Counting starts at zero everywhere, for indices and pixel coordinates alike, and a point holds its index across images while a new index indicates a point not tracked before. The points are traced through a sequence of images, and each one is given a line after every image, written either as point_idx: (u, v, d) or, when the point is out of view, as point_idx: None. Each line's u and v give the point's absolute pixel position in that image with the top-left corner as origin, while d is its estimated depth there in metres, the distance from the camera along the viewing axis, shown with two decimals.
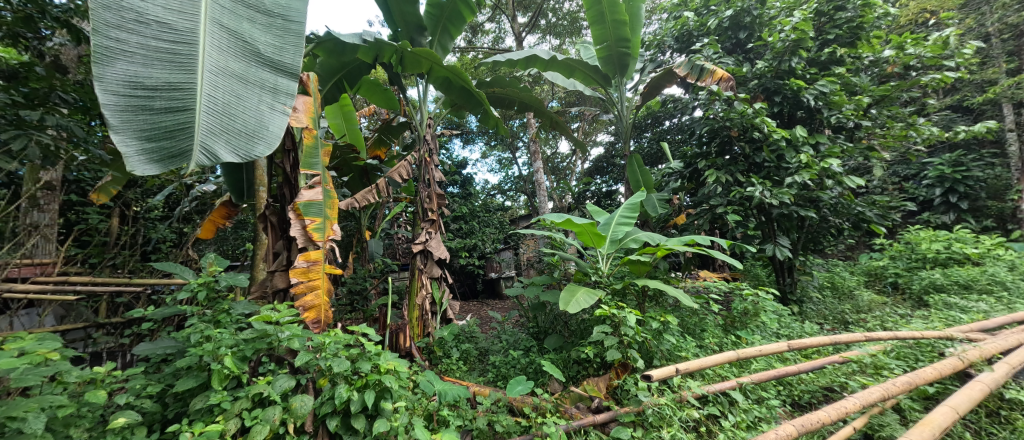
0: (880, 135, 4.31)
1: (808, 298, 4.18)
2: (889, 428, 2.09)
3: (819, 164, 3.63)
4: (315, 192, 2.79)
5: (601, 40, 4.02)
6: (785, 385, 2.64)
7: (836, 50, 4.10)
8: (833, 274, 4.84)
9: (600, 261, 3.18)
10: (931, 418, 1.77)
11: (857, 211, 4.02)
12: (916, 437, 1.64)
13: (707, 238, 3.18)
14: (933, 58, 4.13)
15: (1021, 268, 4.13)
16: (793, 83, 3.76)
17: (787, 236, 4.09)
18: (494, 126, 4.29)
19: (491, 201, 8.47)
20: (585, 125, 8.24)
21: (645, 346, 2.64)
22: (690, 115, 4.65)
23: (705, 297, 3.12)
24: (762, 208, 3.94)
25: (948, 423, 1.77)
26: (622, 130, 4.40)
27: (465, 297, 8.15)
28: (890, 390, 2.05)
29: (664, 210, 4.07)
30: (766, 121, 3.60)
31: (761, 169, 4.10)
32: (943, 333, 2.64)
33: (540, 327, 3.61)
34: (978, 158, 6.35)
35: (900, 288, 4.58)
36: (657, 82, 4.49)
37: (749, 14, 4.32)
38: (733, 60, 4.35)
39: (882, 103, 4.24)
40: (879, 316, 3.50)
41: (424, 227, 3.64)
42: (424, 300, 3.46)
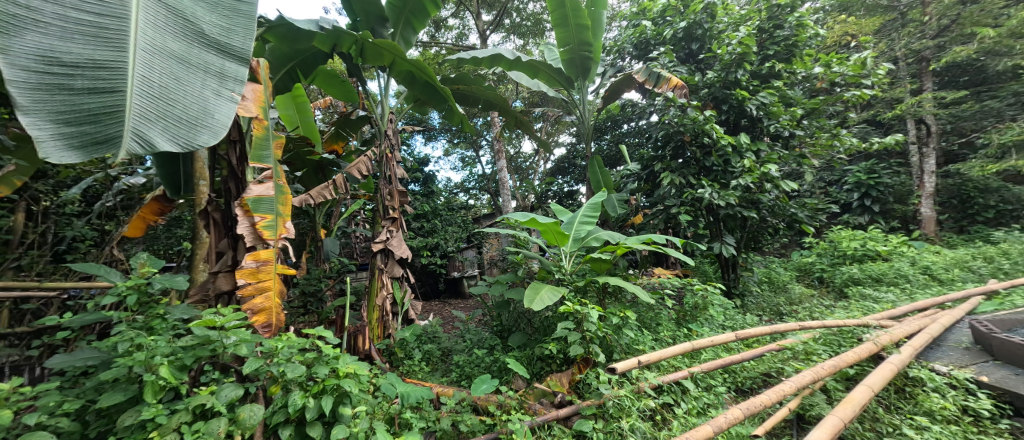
0: (810, 144, 4.70)
1: (749, 291, 4.54)
2: (818, 407, 2.35)
3: (761, 168, 3.96)
4: (265, 187, 2.62)
5: (564, 43, 4.10)
6: (731, 373, 2.88)
7: (774, 65, 4.47)
8: (770, 270, 5.27)
9: (563, 259, 3.25)
10: (852, 396, 1.99)
11: (790, 213, 4.40)
12: (841, 414, 1.84)
13: (663, 237, 3.32)
14: (854, 76, 4.52)
15: (920, 263, 4.75)
16: (739, 93, 4.06)
17: (733, 235, 4.42)
18: (458, 123, 4.22)
19: (454, 199, 8.37)
20: (548, 126, 8.35)
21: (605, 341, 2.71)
22: (646, 119, 4.86)
23: (661, 293, 3.29)
24: (711, 209, 4.22)
25: (866, 399, 2.01)
26: (584, 132, 4.51)
27: (426, 297, 7.99)
28: (820, 373, 2.28)
29: (623, 210, 4.24)
30: (715, 128, 3.85)
31: (709, 172, 4.37)
32: (860, 321, 2.98)
33: (504, 325, 3.63)
34: (887, 167, 7.22)
35: (825, 282, 5.10)
36: (616, 87, 4.61)
37: (700, 27, 4.58)
38: (686, 69, 4.60)
39: (811, 115, 4.66)
40: (807, 307, 3.88)
41: (384, 225, 3.55)
42: (385, 301, 3.39)
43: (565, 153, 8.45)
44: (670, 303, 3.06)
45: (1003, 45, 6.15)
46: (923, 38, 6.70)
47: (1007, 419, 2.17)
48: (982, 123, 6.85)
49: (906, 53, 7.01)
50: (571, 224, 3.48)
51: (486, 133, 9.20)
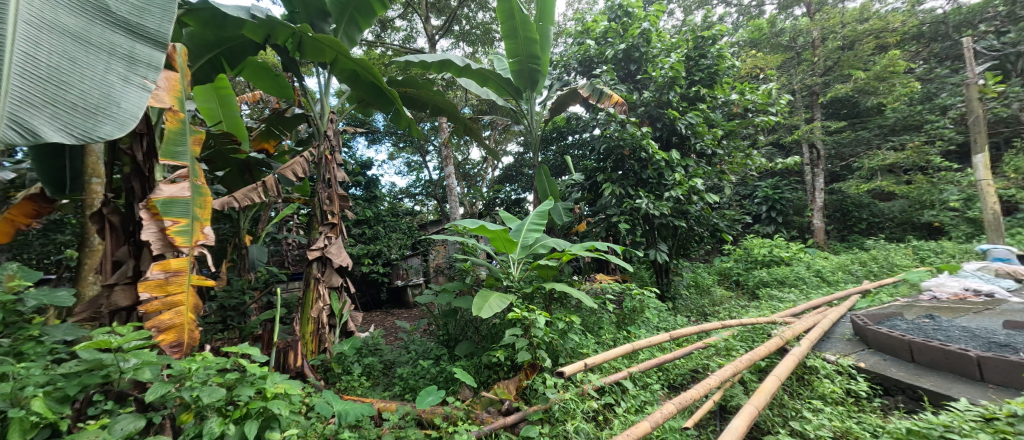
0: (729, 161, 5.26)
1: (680, 294, 4.94)
2: (737, 397, 2.61)
3: (689, 182, 4.35)
4: (180, 187, 2.31)
5: (513, 54, 4.19)
6: (664, 371, 3.10)
7: (700, 90, 4.96)
8: (697, 275, 5.79)
9: (511, 265, 3.29)
10: (764, 386, 2.25)
11: (713, 223, 4.88)
12: (757, 403, 2.06)
13: (605, 244, 3.48)
14: (762, 104, 5.17)
15: (814, 267, 5.52)
16: (670, 112, 4.44)
17: (665, 243, 4.79)
18: (405, 126, 4.11)
19: (399, 205, 8.06)
20: (495, 134, 8.40)
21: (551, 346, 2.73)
22: (590, 132, 5.12)
23: (602, 298, 3.45)
24: (647, 218, 4.54)
25: (776, 388, 2.27)
26: (531, 142, 4.63)
27: (367, 308, 7.58)
28: (739, 366, 2.53)
29: (568, 219, 4.40)
30: (650, 144, 4.16)
31: (645, 184, 4.70)
32: (769, 318, 3.38)
33: (450, 334, 3.56)
34: (787, 184, 8.33)
35: (740, 284, 5.71)
36: (562, 101, 4.80)
37: (638, 50, 4.96)
38: (625, 87, 4.94)
39: (730, 136, 5.23)
40: (727, 308, 4.32)
41: (322, 231, 3.33)
42: (320, 313, 3.19)
43: (512, 161, 8.54)
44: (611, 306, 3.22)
45: (871, 86, 7.41)
46: (815, 75, 7.87)
47: (878, 398, 2.59)
48: (857, 150, 8.17)
49: (802, 87, 8.16)
50: (519, 231, 3.53)
51: (434, 138, 8.98)
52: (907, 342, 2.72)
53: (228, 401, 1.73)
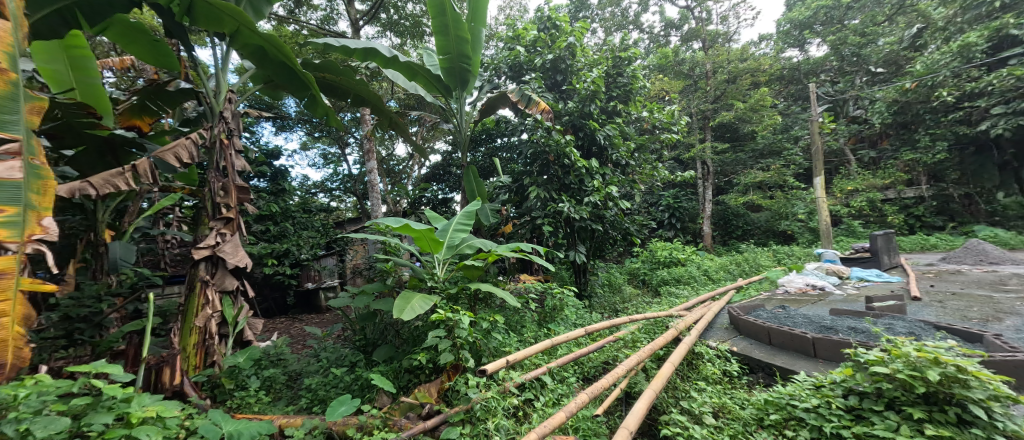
0: (640, 172, 5.79)
1: (595, 293, 5.29)
2: (638, 385, 2.84)
3: (605, 189, 4.69)
4: (8, 166, 1.78)
5: (444, 51, 4.08)
6: (579, 364, 3.26)
7: (617, 105, 5.38)
8: (610, 274, 6.25)
9: (436, 265, 3.18)
10: (662, 371, 2.35)
11: (625, 227, 5.32)
12: (654, 386, 2.19)
13: (530, 245, 3.47)
14: (667, 123, 5.80)
15: (703, 267, 6.35)
16: (591, 123, 4.75)
17: (584, 245, 5.09)
18: (322, 115, 3.73)
19: (313, 200, 7.28)
20: (424, 130, 8.05)
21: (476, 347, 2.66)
22: (518, 136, 5.22)
23: (526, 297, 3.52)
24: (568, 221, 4.76)
25: (670, 373, 2.40)
26: (460, 141, 4.57)
27: (270, 314, 6.73)
28: (640, 356, 2.67)
29: (495, 220, 4.40)
30: (573, 151, 4.41)
31: (568, 189, 4.92)
32: (666, 313, 3.74)
33: (368, 339, 3.30)
34: (683, 195, 9.48)
35: (646, 283, 6.32)
36: (492, 103, 4.81)
37: (564, 62, 5.21)
38: (551, 96, 5.14)
39: (641, 149, 5.74)
40: (636, 304, 4.73)
41: (213, 227, 2.84)
42: (208, 322, 2.70)
43: (439, 160, 8.29)
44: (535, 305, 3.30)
45: (748, 116, 8.81)
46: (707, 102, 9.10)
47: (745, 375, 2.99)
48: (736, 168, 9.66)
49: (697, 111, 9.38)
50: (445, 231, 3.42)
51: (355, 130, 8.34)
52: (766, 328, 3.20)
53: (76, 431, 1.39)
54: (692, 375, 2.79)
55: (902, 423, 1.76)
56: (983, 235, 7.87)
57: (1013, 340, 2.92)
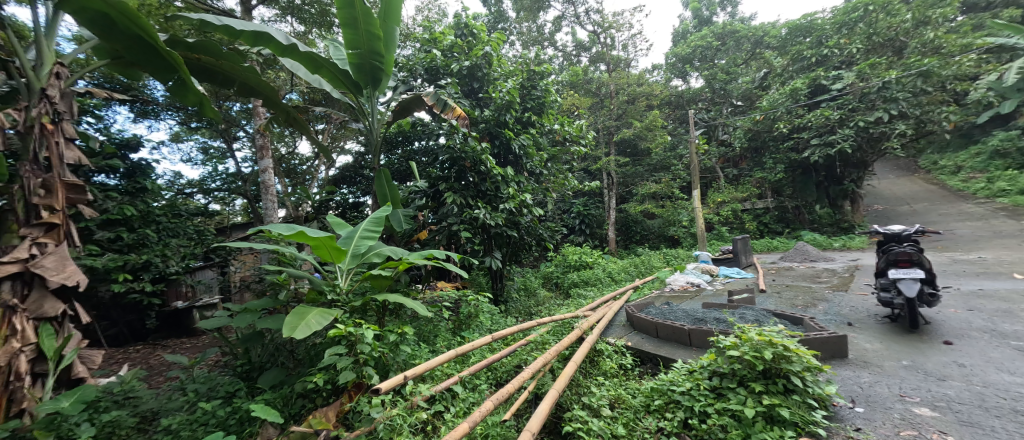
0: (553, 180, 6.07)
1: (511, 298, 5.38)
2: (547, 385, 2.94)
3: (520, 197, 4.80)
4: None
5: (352, 45, 3.81)
6: (492, 370, 3.25)
7: (531, 116, 5.56)
8: (525, 279, 6.41)
9: (338, 275, 2.92)
10: (564, 370, 2.44)
11: (539, 233, 5.51)
12: (558, 386, 2.26)
13: (444, 252, 3.24)
14: (577, 136, 6.17)
15: (609, 270, 6.88)
16: (507, 133, 4.87)
17: (500, 251, 5.15)
18: (194, 103, 3.22)
19: (187, 202, 6.21)
20: (330, 129, 7.41)
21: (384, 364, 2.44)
22: (433, 141, 5.10)
23: (439, 305, 3.41)
24: (484, 227, 4.78)
25: (572, 372, 2.50)
26: (371, 143, 4.33)
27: (124, 342, 5.54)
28: (547, 357, 2.72)
29: (408, 226, 4.22)
30: (489, 159, 4.44)
31: (484, 196, 4.94)
32: (573, 313, 3.91)
33: (252, 364, 2.90)
34: (591, 203, 10.24)
35: (558, 286, 6.63)
36: (407, 105, 4.59)
37: (480, 70, 5.24)
38: (468, 102, 5.13)
39: (553, 160, 6.01)
40: (548, 307, 4.92)
41: (30, 238, 2.31)
42: (16, 357, 2.15)
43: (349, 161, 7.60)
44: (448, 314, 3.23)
45: (644, 134, 9.89)
46: (611, 120, 10.00)
47: (639, 367, 3.30)
48: (635, 180, 10.74)
49: (602, 127, 10.24)
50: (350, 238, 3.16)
51: (246, 123, 7.42)
52: (654, 323, 3.61)
53: None
54: (593, 371, 2.97)
55: (748, 396, 2.10)
56: (808, 238, 9.92)
57: (823, 323, 3.69)
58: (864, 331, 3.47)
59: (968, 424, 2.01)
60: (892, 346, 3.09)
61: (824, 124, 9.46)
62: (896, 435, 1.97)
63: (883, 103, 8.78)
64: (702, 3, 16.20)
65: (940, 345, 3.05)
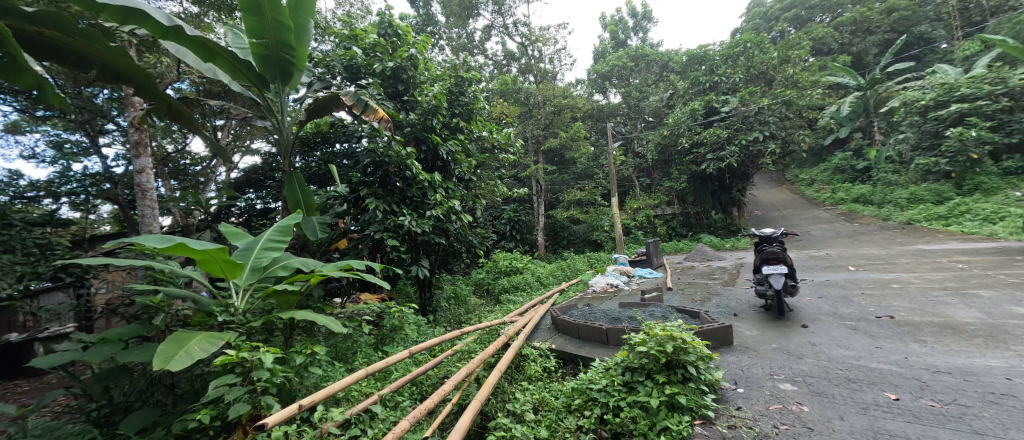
0: (482, 187, 6.06)
1: (440, 307, 5.21)
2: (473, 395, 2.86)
3: (448, 203, 4.69)
4: None
5: (255, 34, 3.42)
6: (417, 385, 3.08)
7: (459, 122, 5.48)
8: (455, 287, 6.27)
9: (232, 293, 2.54)
10: (488, 379, 2.40)
11: (468, 240, 5.43)
12: (481, 396, 2.21)
13: (362, 263, 2.93)
14: (506, 144, 6.23)
15: (538, 275, 7.04)
16: (434, 138, 4.74)
17: (428, 259, 4.98)
18: (36, 86, 2.64)
19: (32, 208, 5.05)
20: (233, 126, 6.58)
21: (285, 388, 2.19)
22: (354, 144, 4.78)
23: (359, 319, 3.16)
24: (410, 234, 4.60)
25: (496, 380, 2.47)
26: (281, 143, 3.94)
27: None
28: (472, 367, 2.64)
29: (325, 234, 3.88)
30: (414, 164, 4.27)
31: (410, 202, 4.75)
32: (500, 320, 3.88)
33: (115, 406, 2.27)
34: (520, 210, 10.46)
35: (489, 292, 6.60)
36: (323, 104, 4.26)
37: (405, 72, 5.04)
38: (392, 105, 4.91)
39: (482, 167, 6.00)
40: (478, 314, 4.85)
41: None
42: None
43: (257, 163, 6.78)
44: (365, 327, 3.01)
45: (569, 144, 10.40)
46: (538, 129, 10.34)
47: (562, 368, 3.40)
48: (562, 187, 11.20)
49: (531, 136, 10.54)
50: (249, 250, 2.78)
51: (117, 114, 6.33)
52: (576, 325, 3.77)
53: None
54: (518, 376, 2.99)
55: (654, 387, 2.27)
56: (707, 240, 11.19)
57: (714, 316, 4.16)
58: (746, 320, 3.99)
59: (818, 394, 2.40)
60: (766, 332, 3.58)
61: (716, 141, 10.84)
62: (767, 410, 2.27)
63: (758, 125, 10.35)
64: (618, 26, 17.63)
65: (799, 328, 3.62)
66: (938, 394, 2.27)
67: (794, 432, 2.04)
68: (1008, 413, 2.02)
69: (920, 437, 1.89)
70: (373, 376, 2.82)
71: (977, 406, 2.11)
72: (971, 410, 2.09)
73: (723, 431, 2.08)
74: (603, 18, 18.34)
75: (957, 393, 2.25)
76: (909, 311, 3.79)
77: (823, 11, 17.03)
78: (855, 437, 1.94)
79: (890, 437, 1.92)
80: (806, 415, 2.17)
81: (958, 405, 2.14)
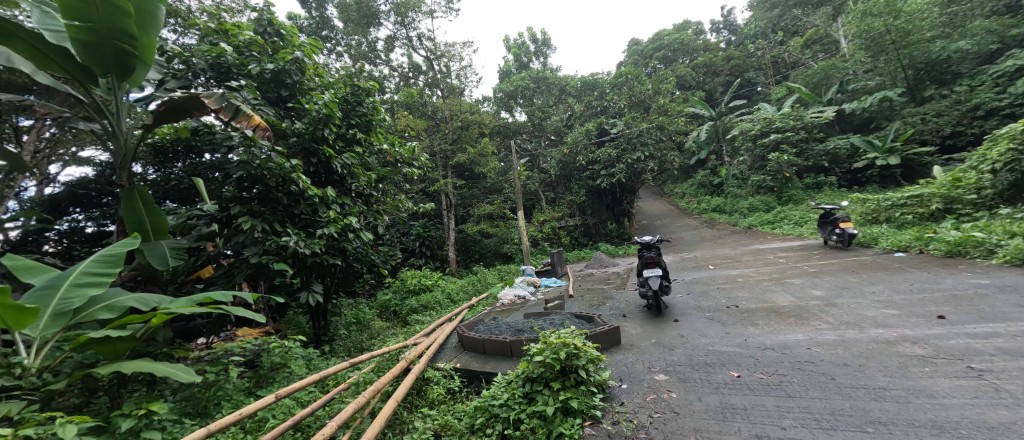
0: (385, 202, 5.71)
1: (338, 336, 4.71)
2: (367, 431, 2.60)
3: (343, 220, 4.30)
4: None
5: (78, 17, 2.75)
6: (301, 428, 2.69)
7: (357, 134, 5.11)
8: (357, 311, 5.76)
9: (21, 350, 1.89)
10: (380, 413, 2.20)
11: (371, 259, 5.03)
12: (370, 433, 2.00)
13: (228, 293, 2.44)
14: (410, 157, 5.94)
15: (449, 292, 6.84)
16: (325, 150, 4.34)
17: (320, 283, 4.48)
18: None
19: None
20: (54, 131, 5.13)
21: None
22: (222, 154, 4.12)
23: (225, 361, 2.66)
24: (297, 257, 4.10)
25: (390, 412, 2.27)
26: (115, 153, 3.22)
27: None
28: (363, 400, 2.40)
29: (179, 263, 3.21)
30: (302, 178, 3.82)
31: (296, 220, 4.24)
32: (402, 343, 3.64)
33: None
34: (429, 225, 10.21)
35: (397, 314, 6.23)
36: (178, 107, 3.61)
37: (289, 76, 4.55)
38: (272, 112, 4.37)
39: (384, 181, 5.64)
40: (382, 339, 4.50)
41: None
42: None
43: (87, 174, 5.08)
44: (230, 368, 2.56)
45: (477, 159, 10.48)
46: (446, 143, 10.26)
47: (466, 387, 3.32)
48: (472, 201, 11.24)
49: (438, 150, 10.39)
50: (49, 290, 2.12)
51: None
52: (482, 340, 3.73)
53: None
54: (419, 403, 2.86)
55: (551, 396, 2.35)
56: (605, 248, 12.22)
57: (607, 319, 4.51)
58: (632, 320, 4.42)
59: (684, 380, 2.73)
60: (648, 329, 4.01)
61: (608, 159, 12.05)
62: (644, 401, 2.49)
63: (639, 146, 11.81)
64: (521, 49, 18.59)
65: (672, 323, 4.13)
66: (766, 368, 2.77)
67: (664, 418, 2.27)
68: (808, 377, 2.55)
69: (754, 407, 2.27)
70: (240, 427, 2.39)
71: (790, 373, 2.63)
72: (786, 377, 2.59)
73: (607, 428, 2.21)
74: (506, 40, 19.24)
75: (777, 365, 2.78)
76: (749, 299, 4.61)
77: (685, 54, 20.40)
78: (709, 415, 2.25)
79: (733, 410, 2.26)
80: (674, 402, 2.44)
81: (779, 374, 2.64)
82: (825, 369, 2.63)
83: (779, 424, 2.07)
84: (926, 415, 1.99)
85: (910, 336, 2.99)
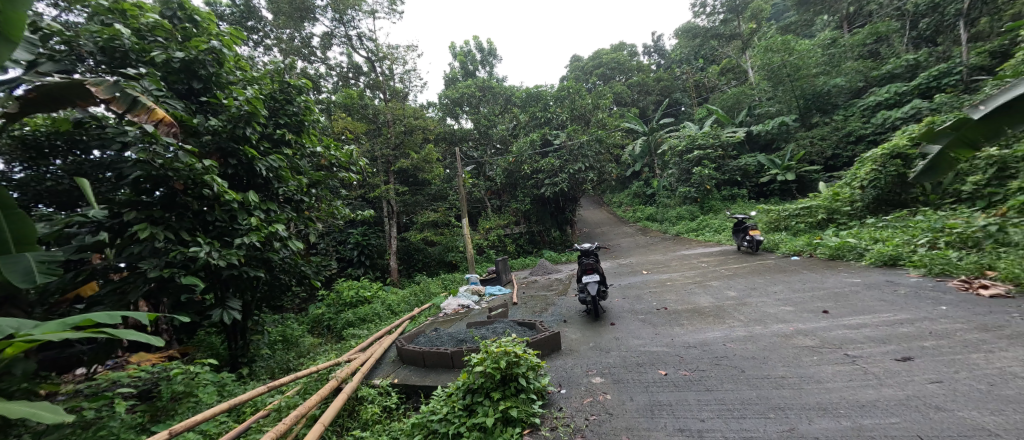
0: (318, 209, 5.33)
1: (260, 356, 4.27)
2: None
3: (267, 228, 3.93)
4: None
5: None
6: None
7: (285, 134, 4.72)
8: (285, 327, 5.29)
9: None
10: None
11: (301, 270, 4.65)
12: None
13: (115, 314, 2.08)
14: (347, 161, 5.62)
15: (390, 303, 6.54)
16: (248, 151, 3.96)
17: (237, 298, 4.04)
18: None
19: None
20: None
21: None
22: (116, 152, 3.58)
23: (111, 393, 2.28)
24: (209, 269, 3.67)
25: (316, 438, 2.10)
26: None
27: None
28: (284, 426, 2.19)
29: (52, 278, 2.70)
30: (217, 181, 3.44)
31: (209, 228, 3.80)
32: (333, 360, 3.39)
33: None
34: (368, 233, 9.72)
35: (331, 329, 5.81)
36: (54, 94, 3.08)
37: (204, 68, 4.10)
38: (182, 106, 3.90)
39: (318, 186, 5.27)
40: (311, 357, 4.16)
41: None
42: None
43: None
44: (117, 402, 2.20)
45: (421, 166, 10.20)
46: (388, 148, 9.90)
47: (404, 404, 3.16)
48: (415, 209, 10.92)
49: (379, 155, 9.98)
50: None
51: None
52: (421, 353, 3.60)
53: None
54: (351, 425, 2.68)
55: (491, 407, 2.31)
56: (548, 255, 12.50)
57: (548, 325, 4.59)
58: (572, 326, 4.54)
59: (618, 381, 2.85)
60: (586, 334, 4.14)
61: (550, 169, 12.42)
62: (581, 405, 2.55)
63: (580, 157, 12.34)
64: (467, 57, 18.58)
65: (608, 327, 4.31)
66: (690, 365, 2.98)
67: (599, 420, 2.34)
68: (724, 370, 2.79)
69: (678, 402, 2.43)
70: None
71: (709, 369, 2.85)
72: (706, 372, 2.80)
73: (545, 434, 2.23)
74: (451, 47, 19.15)
75: (698, 361, 3.01)
76: (676, 302, 4.96)
77: (621, 73, 21.78)
78: (639, 413, 2.36)
79: (660, 407, 2.40)
80: (608, 403, 2.53)
81: (700, 370, 2.86)
82: (737, 362, 2.89)
83: (699, 417, 2.23)
84: (815, 398, 2.26)
85: (803, 329, 3.40)
